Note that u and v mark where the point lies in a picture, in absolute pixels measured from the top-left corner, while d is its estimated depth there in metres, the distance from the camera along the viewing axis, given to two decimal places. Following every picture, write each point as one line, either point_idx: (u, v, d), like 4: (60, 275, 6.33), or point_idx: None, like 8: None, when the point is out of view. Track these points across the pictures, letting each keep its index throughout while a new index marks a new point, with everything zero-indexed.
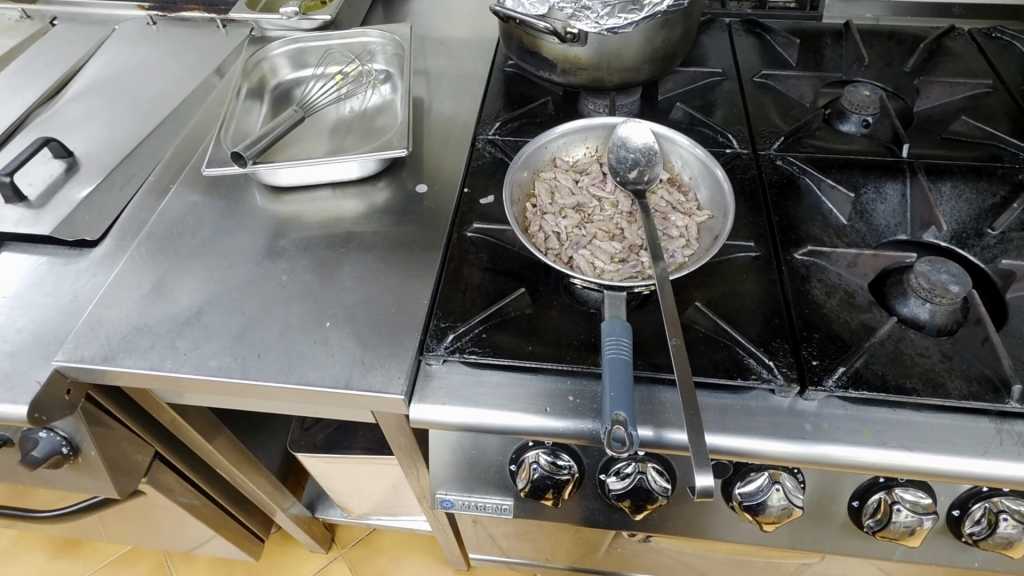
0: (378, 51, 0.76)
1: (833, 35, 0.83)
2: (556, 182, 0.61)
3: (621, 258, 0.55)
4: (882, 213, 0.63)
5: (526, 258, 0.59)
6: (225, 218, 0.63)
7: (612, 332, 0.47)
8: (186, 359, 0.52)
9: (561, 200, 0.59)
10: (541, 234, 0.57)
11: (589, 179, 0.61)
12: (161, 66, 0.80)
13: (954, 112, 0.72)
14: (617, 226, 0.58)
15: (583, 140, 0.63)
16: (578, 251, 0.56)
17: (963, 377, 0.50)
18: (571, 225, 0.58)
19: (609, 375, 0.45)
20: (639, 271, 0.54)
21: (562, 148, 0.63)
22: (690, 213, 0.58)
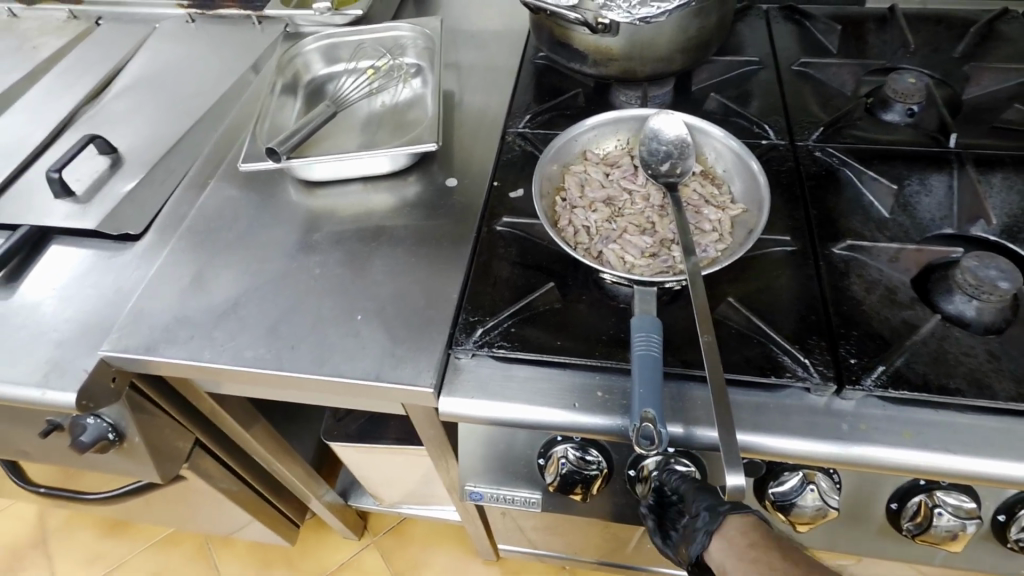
0: (409, 46, 0.76)
1: (877, 20, 0.80)
2: (587, 176, 0.60)
3: (653, 253, 0.55)
4: (927, 206, 0.60)
5: (556, 252, 0.59)
6: (260, 212, 0.65)
7: (641, 327, 0.47)
8: (223, 350, 0.53)
9: (592, 194, 0.59)
10: (571, 228, 0.56)
11: (620, 172, 0.60)
12: (199, 63, 0.82)
13: (1005, 100, 0.69)
14: (649, 219, 0.57)
15: (614, 132, 0.62)
16: (608, 246, 0.55)
17: (1011, 378, 0.48)
18: (601, 219, 0.57)
19: (638, 371, 0.45)
20: (670, 267, 0.53)
21: (592, 140, 0.62)
22: (724, 207, 0.57)
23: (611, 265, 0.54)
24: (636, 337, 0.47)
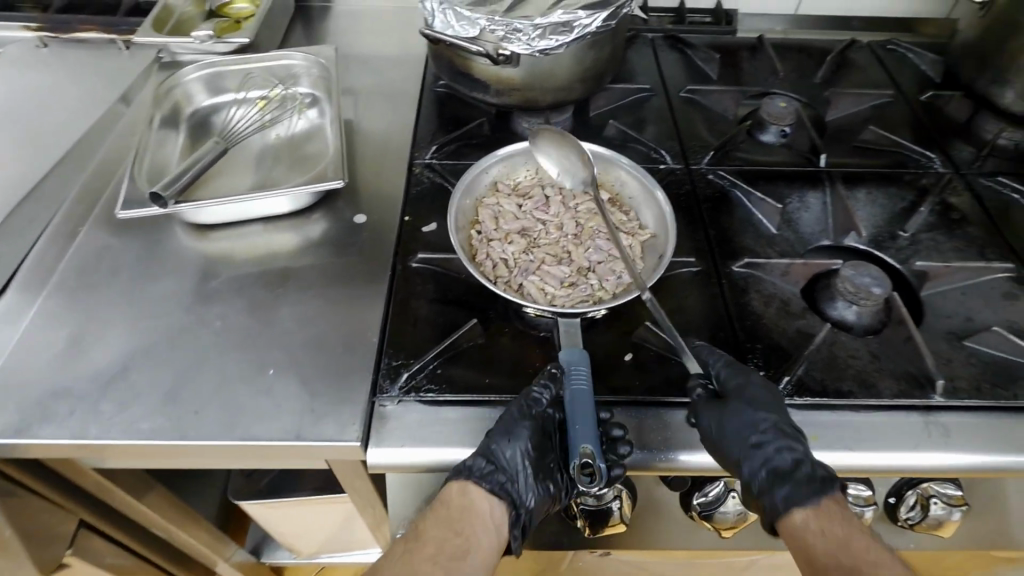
0: (303, 74, 0.72)
1: (748, 49, 0.87)
2: (500, 208, 0.60)
3: (571, 282, 0.55)
4: (806, 221, 0.66)
5: (476, 286, 0.58)
6: (147, 261, 0.59)
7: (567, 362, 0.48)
8: (113, 424, 0.47)
9: (507, 225, 0.59)
10: (488, 260, 0.56)
11: (533, 204, 0.61)
12: (58, 94, 0.73)
13: (861, 121, 0.78)
14: (564, 249, 0.58)
15: (523, 164, 0.64)
16: (527, 277, 0.55)
17: (892, 376, 0.53)
18: (518, 251, 0.57)
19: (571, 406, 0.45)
20: (589, 296, 0.54)
21: (503, 173, 0.63)
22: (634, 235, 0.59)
23: (533, 298, 0.54)
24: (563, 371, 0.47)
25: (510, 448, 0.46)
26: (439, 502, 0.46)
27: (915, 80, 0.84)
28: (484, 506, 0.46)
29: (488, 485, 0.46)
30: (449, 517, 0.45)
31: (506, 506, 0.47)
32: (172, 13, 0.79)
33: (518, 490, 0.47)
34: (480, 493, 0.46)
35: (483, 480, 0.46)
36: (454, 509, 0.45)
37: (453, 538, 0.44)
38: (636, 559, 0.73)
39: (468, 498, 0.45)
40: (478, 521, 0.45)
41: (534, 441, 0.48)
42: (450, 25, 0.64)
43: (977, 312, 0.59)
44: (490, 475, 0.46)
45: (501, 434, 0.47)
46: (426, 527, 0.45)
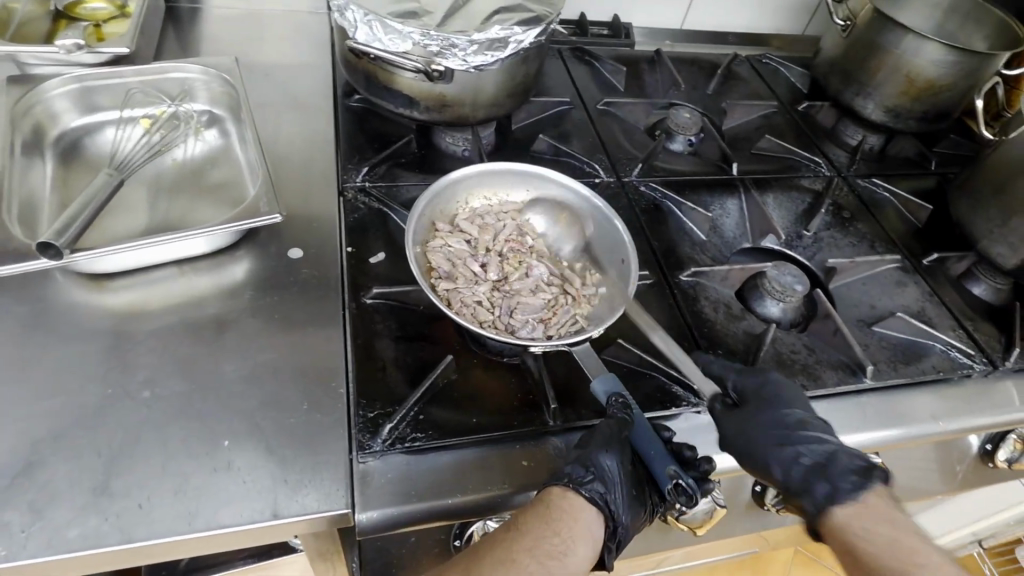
0: (199, 88, 0.63)
1: (647, 61, 0.91)
2: (452, 250, 0.58)
3: (550, 311, 0.56)
4: (729, 226, 0.71)
5: (440, 319, 0.55)
6: (31, 325, 0.48)
7: (607, 393, 0.48)
8: (28, 538, 0.38)
9: (467, 267, 0.57)
10: (468, 307, 0.54)
11: (477, 235, 0.59)
12: None
13: (755, 130, 0.85)
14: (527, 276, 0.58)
15: (454, 196, 0.61)
16: (511, 317, 0.54)
17: (828, 366, 0.59)
18: (486, 289, 0.56)
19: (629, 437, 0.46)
20: (573, 320, 0.55)
21: (442, 210, 0.60)
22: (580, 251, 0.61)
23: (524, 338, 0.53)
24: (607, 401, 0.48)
25: (611, 456, 0.45)
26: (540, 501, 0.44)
27: (789, 91, 0.93)
28: (585, 513, 0.44)
29: (588, 492, 0.44)
30: (547, 514, 0.43)
31: (599, 516, 0.44)
32: (10, 15, 0.64)
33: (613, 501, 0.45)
34: (581, 501, 0.44)
35: (582, 486, 0.44)
36: (553, 508, 0.43)
37: (550, 536, 0.41)
38: None
39: (570, 502, 0.44)
40: (579, 526, 0.43)
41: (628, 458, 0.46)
42: (378, 39, 0.60)
43: (878, 300, 0.67)
44: (589, 483, 0.44)
45: (596, 449, 0.45)
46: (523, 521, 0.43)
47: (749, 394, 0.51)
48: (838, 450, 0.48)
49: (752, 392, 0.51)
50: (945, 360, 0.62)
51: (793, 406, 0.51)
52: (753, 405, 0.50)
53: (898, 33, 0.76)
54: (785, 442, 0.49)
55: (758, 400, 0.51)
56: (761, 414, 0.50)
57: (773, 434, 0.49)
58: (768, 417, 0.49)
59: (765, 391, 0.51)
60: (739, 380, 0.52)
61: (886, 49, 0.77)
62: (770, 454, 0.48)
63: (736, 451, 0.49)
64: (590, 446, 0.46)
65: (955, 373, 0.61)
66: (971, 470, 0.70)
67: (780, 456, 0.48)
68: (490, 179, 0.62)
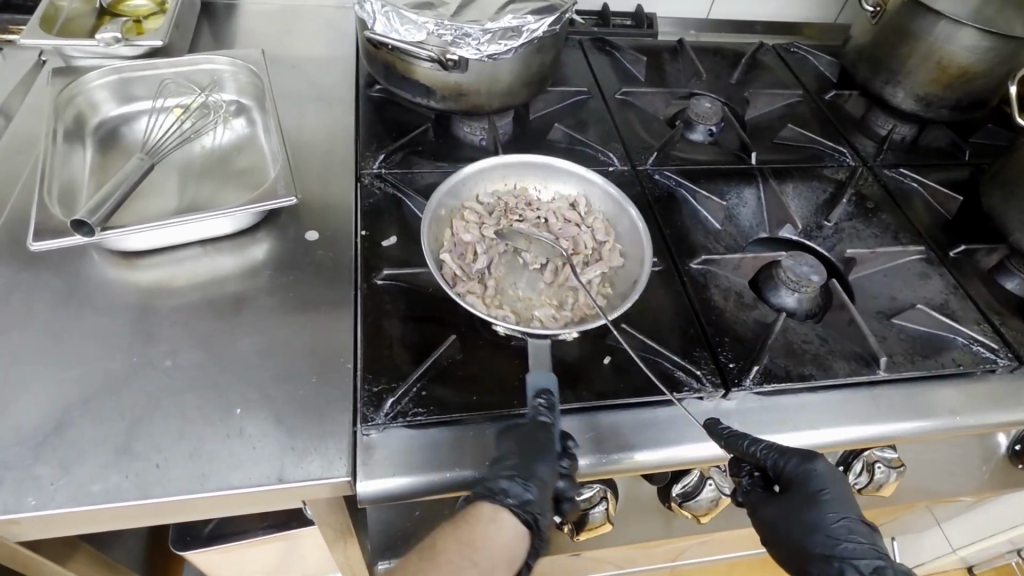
0: (227, 80, 0.67)
1: (670, 51, 0.91)
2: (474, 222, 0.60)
3: (542, 304, 0.57)
4: (745, 215, 0.70)
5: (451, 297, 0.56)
6: (66, 298, 0.51)
7: (538, 388, 0.49)
8: (57, 490, 0.42)
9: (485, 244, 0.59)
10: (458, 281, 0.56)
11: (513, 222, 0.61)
12: None
13: (778, 120, 0.84)
14: (544, 268, 0.59)
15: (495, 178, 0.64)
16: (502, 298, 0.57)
17: (842, 357, 0.58)
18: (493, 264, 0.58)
19: (554, 442, 0.46)
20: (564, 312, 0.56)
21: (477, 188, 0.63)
22: (607, 256, 0.60)
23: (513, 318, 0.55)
24: (533, 399, 0.48)
25: (543, 467, 0.45)
26: (467, 520, 0.44)
27: (817, 80, 0.92)
28: (508, 535, 0.44)
29: (513, 502, 0.44)
30: (470, 541, 0.43)
31: (528, 532, 0.45)
32: (59, 12, 0.69)
33: (540, 514, 0.46)
34: (507, 521, 0.44)
35: (502, 496, 0.44)
36: (478, 532, 0.44)
37: (467, 568, 0.42)
38: (605, 555, 0.74)
39: (496, 528, 0.44)
40: (499, 555, 0.43)
41: (556, 470, 0.47)
42: (395, 29, 0.62)
43: (899, 292, 0.65)
44: (519, 494, 0.45)
45: (523, 459, 0.45)
46: (445, 547, 0.43)
47: (798, 489, 0.47)
48: (883, 566, 0.45)
49: (799, 480, 0.47)
50: (966, 354, 0.60)
51: (838, 508, 0.47)
52: (797, 499, 0.47)
53: (930, 19, 0.73)
54: (834, 553, 0.46)
55: (800, 495, 0.47)
56: (807, 509, 0.47)
57: (816, 535, 0.47)
58: (814, 517, 0.47)
59: (812, 484, 0.47)
60: (787, 464, 0.48)
61: (917, 36, 0.75)
62: (812, 554, 0.46)
63: (777, 546, 0.49)
64: (519, 458, 0.45)
65: (977, 367, 0.59)
66: (997, 470, 0.67)
67: (826, 567, 0.46)
68: (536, 169, 0.64)
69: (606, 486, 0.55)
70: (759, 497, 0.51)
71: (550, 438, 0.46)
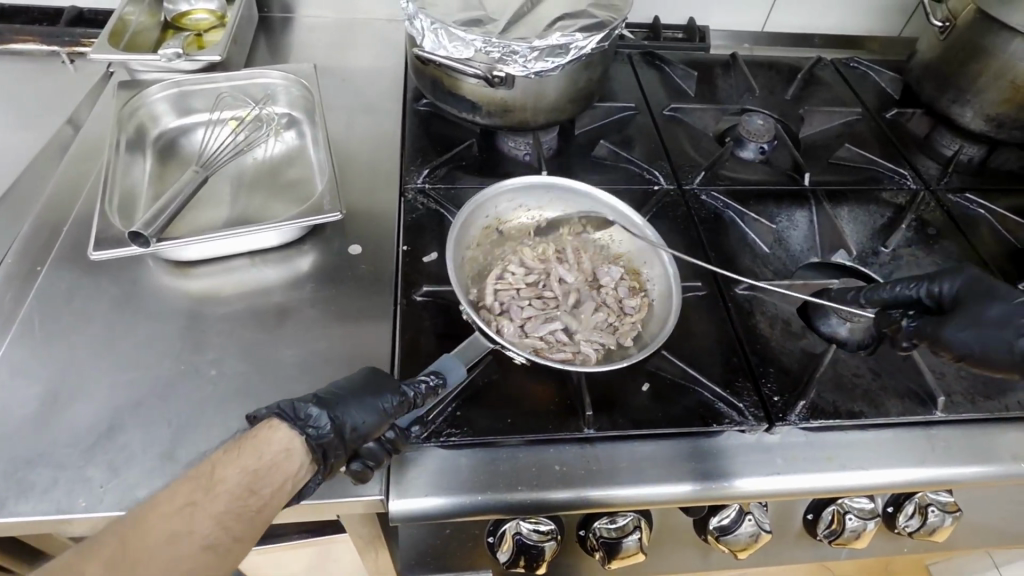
0: (280, 94, 0.69)
1: (722, 66, 0.89)
2: (546, 229, 0.66)
3: (536, 323, 0.56)
4: (796, 239, 0.68)
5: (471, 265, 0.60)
6: (122, 304, 0.54)
7: (438, 368, 0.48)
8: (105, 492, 0.43)
9: (532, 245, 0.63)
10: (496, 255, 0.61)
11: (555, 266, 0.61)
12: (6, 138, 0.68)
13: (834, 138, 0.81)
14: (565, 297, 0.59)
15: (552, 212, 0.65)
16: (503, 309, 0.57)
17: (896, 394, 0.55)
18: (518, 286, 0.59)
19: (393, 396, 0.45)
20: (535, 339, 0.55)
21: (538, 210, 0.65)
22: (621, 327, 0.57)
23: (485, 316, 0.56)
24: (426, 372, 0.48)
25: (357, 411, 0.43)
26: (250, 441, 0.38)
27: (878, 98, 0.88)
28: (286, 458, 0.39)
29: (311, 435, 0.40)
30: (251, 468, 0.37)
31: (309, 463, 0.40)
32: (126, 25, 0.72)
33: (331, 454, 0.41)
34: (296, 440, 0.40)
35: (303, 425, 0.40)
36: (260, 454, 0.38)
37: (247, 497, 0.36)
38: None
39: (273, 452, 0.38)
40: (279, 481, 0.38)
41: (376, 418, 0.43)
42: (443, 46, 0.62)
43: None
44: (319, 424, 0.41)
45: (352, 391, 0.44)
46: (220, 472, 0.37)
47: (972, 287, 0.48)
48: None
49: (967, 293, 0.48)
50: None
51: (987, 299, 0.46)
52: (970, 304, 0.46)
53: (1005, 35, 0.69)
54: (1023, 328, 0.43)
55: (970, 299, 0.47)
56: (958, 318, 0.45)
57: (1012, 325, 0.43)
58: (1000, 305, 0.45)
59: (976, 293, 0.47)
60: (941, 288, 0.49)
61: (990, 52, 0.71)
62: (1022, 341, 0.42)
63: (986, 357, 0.44)
64: (348, 391, 0.44)
65: None
66: None
67: (994, 340, 0.43)
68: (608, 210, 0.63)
69: (640, 515, 0.54)
70: (925, 323, 0.47)
71: (391, 393, 0.45)
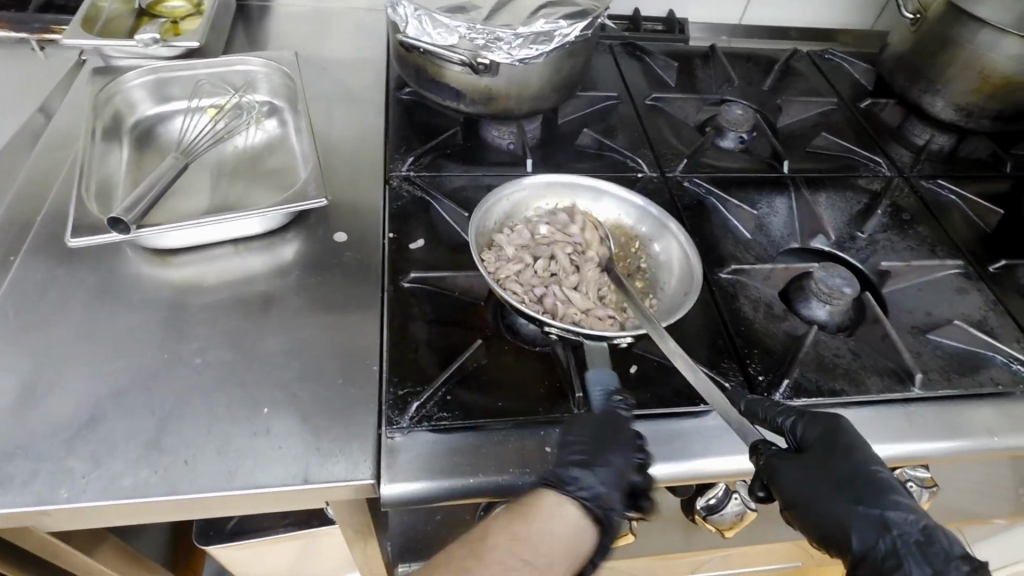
0: (261, 82, 0.68)
1: (701, 57, 0.90)
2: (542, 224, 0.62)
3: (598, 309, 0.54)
4: (777, 225, 0.69)
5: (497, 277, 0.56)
6: (101, 294, 0.52)
7: (604, 386, 0.48)
8: (88, 483, 0.42)
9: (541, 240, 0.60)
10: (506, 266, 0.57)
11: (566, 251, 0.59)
12: None
13: (811, 128, 0.83)
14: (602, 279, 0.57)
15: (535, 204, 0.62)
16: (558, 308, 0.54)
17: (875, 373, 0.56)
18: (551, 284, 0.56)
19: (623, 432, 0.46)
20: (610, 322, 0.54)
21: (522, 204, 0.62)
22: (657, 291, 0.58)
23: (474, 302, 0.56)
24: (602, 396, 0.48)
25: (615, 456, 0.45)
26: (524, 509, 0.43)
27: (852, 89, 0.90)
28: (576, 529, 0.43)
29: (585, 497, 0.43)
30: (524, 534, 0.41)
31: (594, 528, 0.43)
32: (99, 12, 0.71)
33: (611, 509, 0.43)
34: (545, 510, 0.43)
35: (573, 490, 0.43)
36: (528, 517, 0.42)
37: (522, 565, 0.40)
38: (624, 566, 0.73)
39: (559, 521, 0.43)
40: (560, 549, 0.41)
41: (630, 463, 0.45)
42: (426, 32, 0.62)
43: (935, 306, 0.63)
44: (590, 486, 0.43)
45: (594, 447, 0.45)
46: (490, 537, 0.42)
47: (833, 438, 0.44)
48: (930, 523, 0.40)
49: (823, 441, 0.45)
50: (1005, 372, 0.58)
51: (864, 460, 0.43)
52: (823, 457, 0.44)
53: (973, 26, 0.71)
54: (861, 501, 0.41)
55: (831, 451, 0.44)
56: (819, 475, 0.43)
57: (846, 493, 0.42)
58: (849, 468, 0.43)
59: (839, 441, 0.44)
60: (804, 429, 0.46)
61: (959, 43, 0.73)
62: (852, 521, 0.41)
63: (799, 512, 0.43)
64: (589, 443, 0.45)
65: (1016, 387, 0.57)
66: None
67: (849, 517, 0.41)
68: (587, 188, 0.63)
69: None
70: (777, 456, 0.45)
71: (623, 431, 0.46)
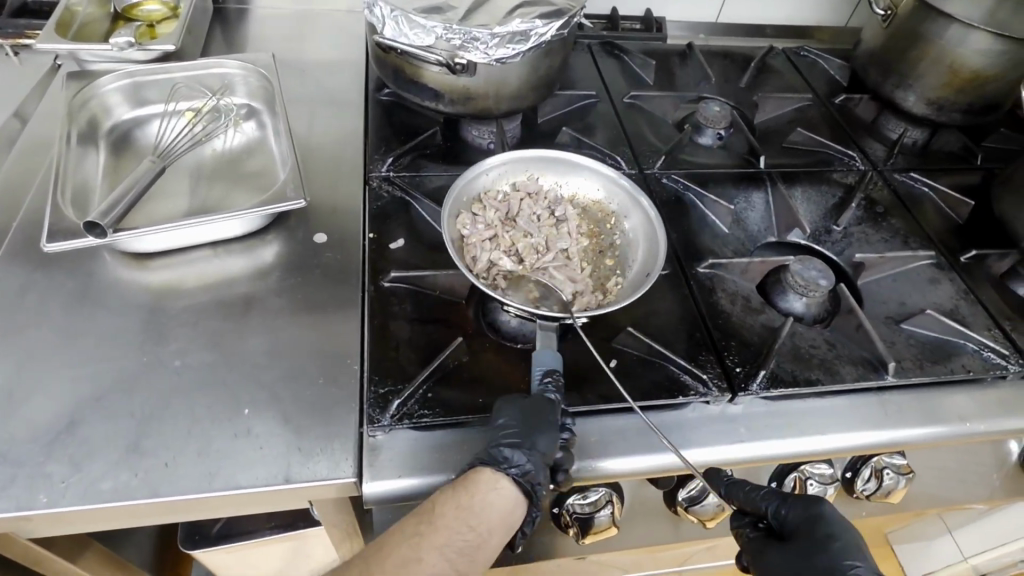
0: (238, 84, 0.68)
1: (679, 55, 0.91)
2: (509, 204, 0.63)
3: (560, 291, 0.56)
4: (754, 219, 0.70)
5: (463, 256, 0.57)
6: (79, 299, 0.52)
7: (544, 368, 0.49)
8: (68, 487, 0.42)
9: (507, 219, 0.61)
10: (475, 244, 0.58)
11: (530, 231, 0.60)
12: None
13: (787, 123, 0.84)
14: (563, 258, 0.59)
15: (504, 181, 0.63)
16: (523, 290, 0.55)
17: (850, 362, 0.57)
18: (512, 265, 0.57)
19: (553, 416, 0.47)
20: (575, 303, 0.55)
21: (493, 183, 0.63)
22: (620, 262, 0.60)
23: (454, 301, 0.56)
24: (539, 378, 0.49)
25: (544, 439, 0.45)
26: (465, 483, 0.43)
27: (827, 84, 0.91)
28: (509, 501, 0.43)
29: (516, 473, 0.44)
30: (466, 504, 0.41)
31: (522, 500, 0.44)
32: (74, 16, 0.70)
33: (539, 485, 0.45)
34: (486, 481, 0.43)
35: (506, 467, 0.44)
36: (473, 489, 0.42)
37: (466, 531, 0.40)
38: (611, 559, 0.73)
39: (496, 494, 0.42)
40: (498, 520, 0.42)
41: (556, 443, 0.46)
42: (403, 33, 0.62)
43: (908, 296, 0.64)
44: (520, 464, 0.44)
45: (526, 428, 0.45)
46: (442, 507, 0.41)
47: (809, 530, 0.49)
48: None
49: (801, 526, 0.49)
50: (977, 360, 0.59)
51: (847, 554, 0.47)
52: (801, 549, 0.48)
53: (942, 22, 0.72)
54: None
55: (808, 543, 0.48)
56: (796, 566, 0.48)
57: None
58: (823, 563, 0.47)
59: (818, 530, 0.48)
60: (787, 511, 0.50)
61: (929, 39, 0.74)
62: None
63: None
64: (520, 425, 0.45)
65: (988, 373, 0.58)
66: (1008, 478, 0.65)
67: None
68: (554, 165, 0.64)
69: (612, 490, 0.55)
70: (761, 544, 0.51)
71: (552, 414, 0.47)
